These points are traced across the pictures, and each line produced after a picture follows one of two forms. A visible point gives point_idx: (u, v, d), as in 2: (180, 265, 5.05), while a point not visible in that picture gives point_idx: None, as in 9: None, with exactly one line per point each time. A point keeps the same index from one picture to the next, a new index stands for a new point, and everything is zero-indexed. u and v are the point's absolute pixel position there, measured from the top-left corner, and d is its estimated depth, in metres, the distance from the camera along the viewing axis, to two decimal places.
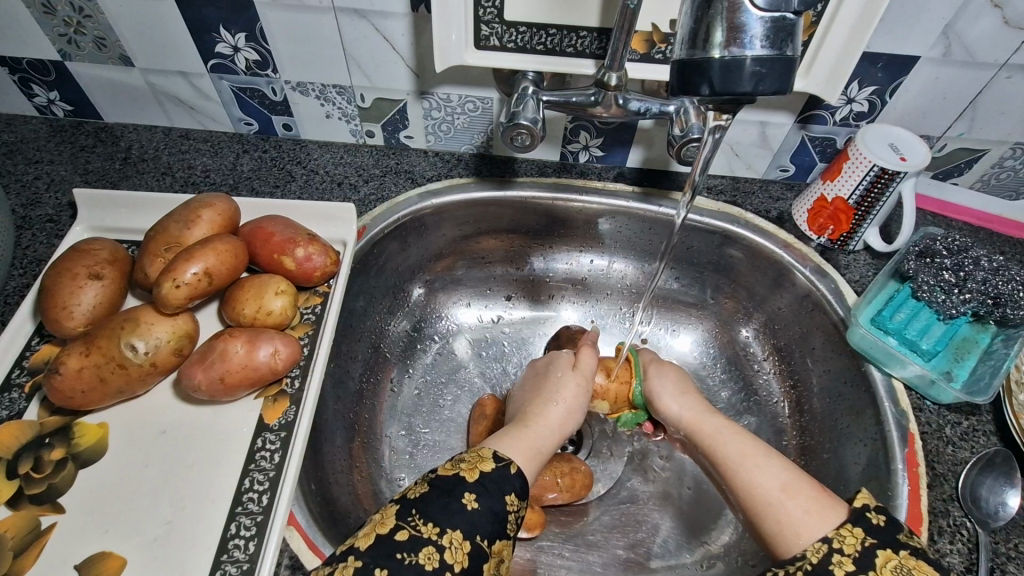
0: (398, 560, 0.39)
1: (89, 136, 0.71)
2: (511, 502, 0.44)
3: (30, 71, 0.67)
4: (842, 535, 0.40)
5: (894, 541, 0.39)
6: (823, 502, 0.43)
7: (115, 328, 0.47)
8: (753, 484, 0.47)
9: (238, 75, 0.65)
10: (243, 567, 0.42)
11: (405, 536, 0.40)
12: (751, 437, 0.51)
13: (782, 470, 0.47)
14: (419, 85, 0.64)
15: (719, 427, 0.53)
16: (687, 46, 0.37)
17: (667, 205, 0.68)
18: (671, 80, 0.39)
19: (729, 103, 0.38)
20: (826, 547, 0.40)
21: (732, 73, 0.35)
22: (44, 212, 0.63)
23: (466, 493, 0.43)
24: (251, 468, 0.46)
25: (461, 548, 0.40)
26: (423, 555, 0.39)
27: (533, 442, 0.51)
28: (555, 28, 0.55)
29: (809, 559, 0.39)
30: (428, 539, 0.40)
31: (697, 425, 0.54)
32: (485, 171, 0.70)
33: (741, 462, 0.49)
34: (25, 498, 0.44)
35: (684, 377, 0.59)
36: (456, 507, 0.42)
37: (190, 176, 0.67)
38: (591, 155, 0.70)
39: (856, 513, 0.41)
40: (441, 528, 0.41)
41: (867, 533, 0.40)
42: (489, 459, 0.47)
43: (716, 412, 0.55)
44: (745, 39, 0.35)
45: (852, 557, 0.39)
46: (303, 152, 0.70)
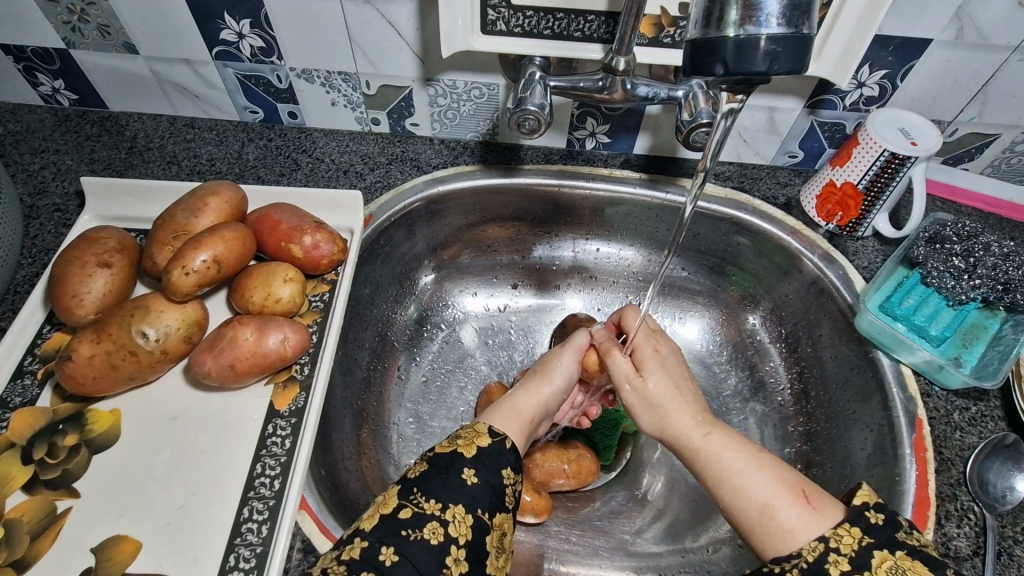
0: (403, 537, 0.39)
1: (93, 125, 0.71)
2: (508, 475, 0.45)
3: (34, 59, 0.67)
4: (838, 534, 0.39)
5: (892, 540, 0.38)
6: (811, 514, 0.41)
7: (125, 315, 0.47)
8: (734, 504, 0.44)
9: (243, 62, 0.64)
10: (256, 550, 0.42)
11: (408, 514, 0.41)
12: (736, 444, 0.47)
13: (765, 484, 0.44)
14: (424, 72, 0.63)
15: (698, 445, 0.49)
16: (700, 25, 0.37)
17: (674, 192, 0.68)
18: (684, 61, 0.39)
19: (742, 83, 0.38)
20: (823, 546, 0.39)
21: (747, 53, 0.35)
22: (52, 201, 0.63)
23: (466, 470, 0.44)
24: (263, 453, 0.47)
25: (464, 522, 0.41)
26: (428, 530, 0.40)
27: (509, 408, 0.52)
28: (562, 13, 0.54)
29: (804, 557, 0.39)
30: (432, 514, 0.41)
31: (677, 442, 0.51)
32: (491, 159, 0.69)
33: (719, 484, 0.46)
34: (40, 483, 0.45)
35: (666, 391, 0.53)
36: (455, 482, 0.42)
37: (195, 165, 0.67)
38: (597, 142, 0.69)
39: (854, 512, 0.40)
40: (444, 503, 0.41)
41: (865, 532, 0.39)
42: (486, 434, 0.47)
43: (699, 424, 0.50)
44: (761, 16, 0.35)
45: (848, 556, 0.38)
46: (308, 140, 0.70)
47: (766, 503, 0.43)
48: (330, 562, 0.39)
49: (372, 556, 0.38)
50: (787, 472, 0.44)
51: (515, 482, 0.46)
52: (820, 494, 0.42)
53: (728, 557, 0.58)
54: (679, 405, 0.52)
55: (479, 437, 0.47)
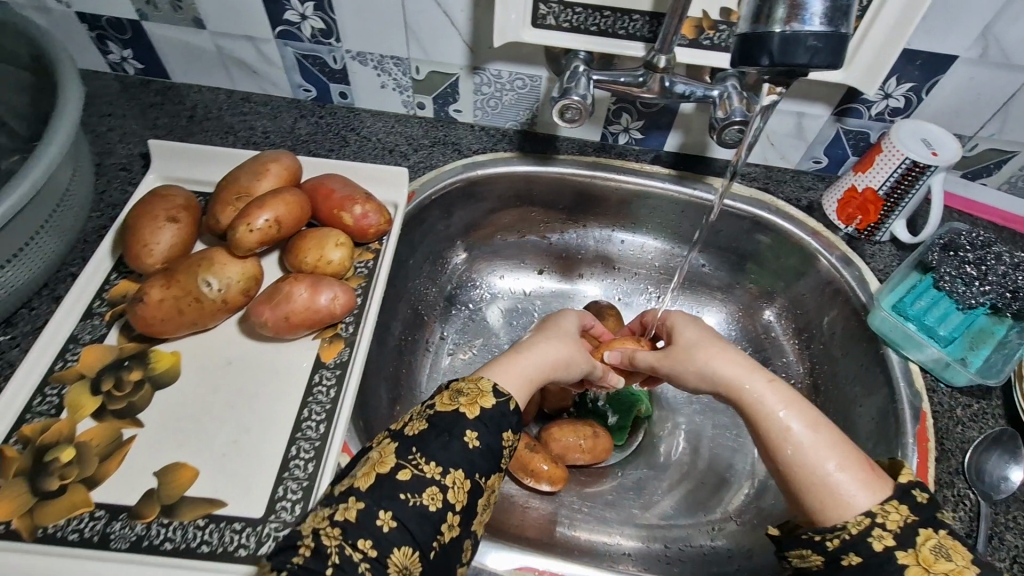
0: (402, 501, 0.40)
1: (155, 93, 0.75)
2: (508, 438, 0.45)
3: (107, 28, 0.71)
4: (887, 510, 0.41)
5: (933, 519, 0.40)
6: (876, 482, 0.43)
7: (192, 265, 0.51)
8: (799, 460, 0.45)
9: (302, 42, 0.68)
10: (303, 484, 0.46)
11: (407, 476, 0.41)
12: (801, 404, 0.49)
13: (834, 445, 0.45)
14: (472, 61, 0.67)
15: (761, 393, 0.49)
16: (750, 21, 0.40)
17: (702, 189, 0.72)
18: (732, 52, 0.42)
19: (784, 74, 0.41)
20: (869, 521, 0.40)
21: (791, 45, 0.38)
22: (117, 161, 0.67)
23: (467, 433, 0.44)
24: (310, 399, 0.51)
25: (463, 488, 0.42)
26: (427, 495, 0.41)
27: (515, 365, 0.51)
28: (608, 11, 0.57)
29: (848, 530, 0.41)
30: (432, 479, 0.41)
31: (736, 390, 0.51)
32: (527, 147, 0.73)
33: (785, 437, 0.47)
34: (108, 411, 0.49)
35: (712, 339, 0.55)
36: (457, 446, 0.43)
37: (251, 137, 0.71)
38: (630, 137, 0.73)
39: (900, 490, 0.42)
40: (444, 468, 0.42)
41: (910, 510, 0.41)
42: (491, 394, 0.46)
43: (759, 370, 0.51)
44: (805, 15, 0.38)
45: (893, 532, 0.40)
46: (356, 120, 0.74)
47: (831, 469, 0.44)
48: (322, 523, 0.39)
49: (370, 515, 0.39)
50: (849, 443, 0.46)
51: (513, 444, 0.46)
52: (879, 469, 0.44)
53: (733, 535, 0.61)
54: (726, 348, 0.54)
55: (484, 397, 0.46)
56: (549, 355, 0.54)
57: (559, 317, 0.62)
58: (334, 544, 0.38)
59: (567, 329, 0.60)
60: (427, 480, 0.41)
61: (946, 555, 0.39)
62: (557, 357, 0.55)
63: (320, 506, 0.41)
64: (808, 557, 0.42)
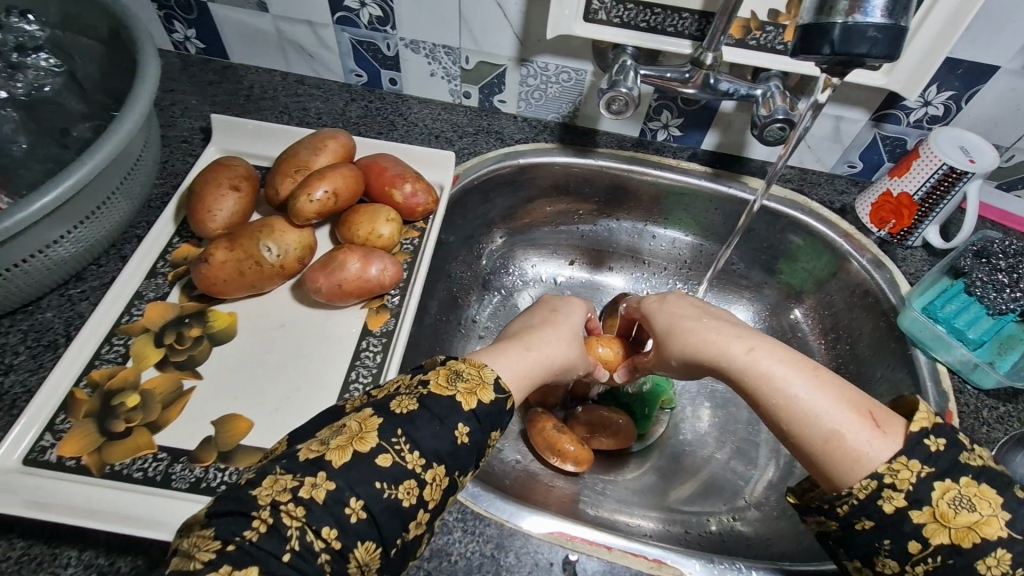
0: (377, 490, 0.36)
1: (214, 72, 0.78)
2: (496, 439, 0.42)
3: (175, 8, 0.74)
4: (896, 469, 0.38)
5: (957, 467, 0.38)
6: (880, 436, 0.40)
7: (253, 231, 0.54)
8: (798, 430, 0.43)
9: (359, 28, 0.71)
10: None
11: (386, 463, 0.37)
12: (790, 363, 0.46)
13: (831, 404, 0.43)
14: (521, 53, 0.69)
15: (750, 362, 0.48)
16: (813, 14, 0.42)
17: (736, 188, 0.73)
18: (793, 42, 0.44)
19: (841, 65, 0.43)
20: (876, 483, 0.39)
21: (853, 35, 0.40)
22: (179, 134, 0.71)
23: (459, 426, 0.40)
24: (358, 363, 0.54)
25: (441, 486, 0.39)
26: (403, 489, 0.37)
27: (521, 359, 0.49)
28: (659, 8, 0.59)
29: (857, 495, 0.39)
30: (411, 471, 0.38)
31: (728, 360, 0.49)
32: (568, 139, 0.76)
33: (780, 407, 0.45)
34: (170, 363, 0.52)
35: (710, 322, 0.53)
36: (447, 439, 0.39)
37: (304, 117, 0.75)
38: (669, 134, 0.75)
39: (913, 441, 0.39)
40: (427, 461, 0.38)
41: (923, 464, 0.38)
42: (492, 388, 0.43)
43: (742, 338, 0.50)
44: (868, 7, 0.40)
45: (905, 491, 0.38)
46: (404, 106, 0.77)
47: (832, 425, 0.42)
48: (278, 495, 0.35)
49: (340, 497, 0.35)
50: (853, 395, 0.43)
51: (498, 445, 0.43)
52: (887, 417, 0.41)
53: (753, 523, 0.63)
54: (723, 325, 0.52)
55: (484, 390, 0.43)
56: (556, 352, 0.53)
57: (569, 301, 0.61)
58: (292, 527, 0.34)
59: (574, 318, 0.58)
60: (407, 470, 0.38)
61: (966, 506, 0.37)
62: (558, 349, 0.53)
63: (279, 469, 0.36)
64: (824, 523, 0.41)
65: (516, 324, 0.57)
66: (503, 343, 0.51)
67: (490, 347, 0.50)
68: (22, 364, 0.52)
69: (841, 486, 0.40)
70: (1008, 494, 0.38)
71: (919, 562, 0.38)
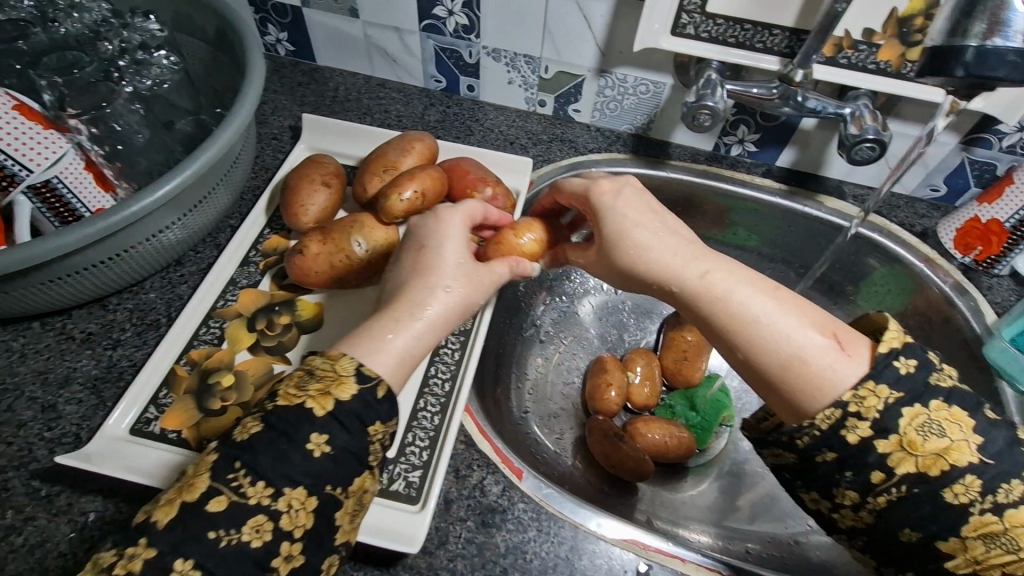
0: (215, 540, 0.36)
1: (303, 74, 0.82)
2: (374, 432, 0.42)
3: (271, 12, 0.78)
4: (862, 397, 0.39)
5: (926, 392, 0.39)
6: (843, 359, 0.41)
7: (345, 226, 0.57)
8: (755, 354, 0.44)
9: (444, 36, 0.73)
10: (430, 433, 0.51)
11: (219, 507, 0.37)
12: (742, 282, 0.47)
13: (790, 329, 0.43)
14: (601, 64, 0.70)
15: (699, 289, 0.48)
16: (945, 35, 0.42)
17: (811, 206, 0.73)
18: (921, 62, 0.45)
19: (976, 85, 0.43)
20: (840, 413, 0.40)
21: (989, 59, 0.40)
22: (270, 131, 0.75)
23: (314, 436, 0.40)
24: (436, 358, 0.56)
25: (302, 510, 0.38)
26: (251, 527, 0.37)
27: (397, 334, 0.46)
28: (750, 24, 0.60)
29: (818, 425, 0.41)
30: (257, 506, 0.37)
31: (674, 282, 0.49)
32: (641, 150, 0.76)
33: (737, 331, 0.45)
34: (261, 347, 0.55)
35: (648, 244, 0.50)
36: (298, 458, 0.39)
37: (386, 119, 0.78)
38: (744, 149, 0.75)
39: (880, 363, 0.40)
40: (274, 491, 0.38)
41: (890, 390, 0.39)
42: (350, 381, 0.42)
43: (698, 259, 0.49)
44: (1007, 31, 0.39)
45: (871, 417, 0.39)
46: (480, 112, 0.79)
47: (800, 351, 0.42)
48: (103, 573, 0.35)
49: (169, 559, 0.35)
50: (816, 316, 0.44)
51: (383, 436, 0.43)
52: (852, 338, 0.42)
53: (816, 547, 0.62)
54: (676, 245, 0.50)
55: (341, 385, 0.42)
56: (440, 312, 0.48)
57: (436, 227, 0.52)
58: None
59: (449, 253, 0.51)
60: (255, 506, 0.38)
61: (935, 433, 0.39)
62: (449, 312, 0.49)
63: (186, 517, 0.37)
64: (782, 455, 0.44)
65: (391, 280, 0.52)
66: (377, 317, 0.48)
67: (365, 330, 0.46)
68: (128, 340, 0.55)
69: (805, 414, 0.42)
70: (977, 417, 0.40)
71: (880, 493, 0.40)
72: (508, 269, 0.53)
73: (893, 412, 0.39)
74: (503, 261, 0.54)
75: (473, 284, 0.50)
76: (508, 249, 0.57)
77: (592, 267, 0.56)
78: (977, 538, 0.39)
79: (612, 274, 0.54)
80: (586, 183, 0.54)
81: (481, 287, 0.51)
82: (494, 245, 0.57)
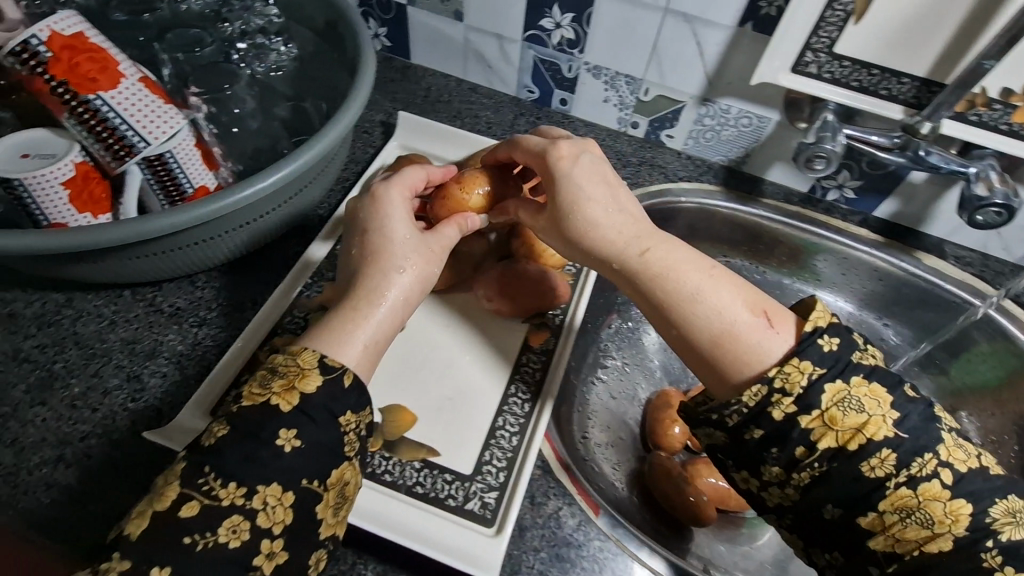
0: (188, 545, 0.35)
1: (395, 71, 0.82)
2: (346, 421, 0.41)
3: (374, 7, 0.77)
4: (787, 372, 0.42)
5: (848, 367, 0.42)
6: (773, 335, 0.44)
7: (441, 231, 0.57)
8: (691, 329, 0.46)
9: (547, 48, 0.72)
10: (508, 454, 0.49)
11: (190, 513, 0.36)
12: (685, 259, 0.48)
13: (727, 305, 0.45)
14: (706, 92, 0.69)
15: (642, 268, 0.49)
16: None
17: (907, 261, 0.70)
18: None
19: None
20: (766, 390, 0.42)
21: None
22: (360, 124, 0.75)
23: (283, 431, 0.39)
24: (517, 376, 0.54)
25: (279, 506, 0.38)
26: (226, 529, 0.36)
27: (357, 324, 0.46)
28: (879, 69, 0.58)
29: (745, 401, 0.42)
30: (232, 507, 0.37)
31: (624, 262, 0.49)
32: (733, 185, 0.75)
33: (674, 305, 0.47)
34: None
35: (592, 219, 0.49)
36: (269, 454, 0.38)
37: (476, 124, 0.77)
38: (841, 195, 0.73)
39: (806, 341, 0.43)
40: (247, 491, 0.37)
41: (813, 367, 0.42)
42: (313, 372, 0.41)
43: (638, 240, 0.49)
44: None
45: (795, 396, 0.41)
46: (570, 127, 0.78)
47: (731, 327, 0.44)
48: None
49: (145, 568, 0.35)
50: (749, 295, 0.46)
51: (356, 425, 0.42)
52: (781, 315, 0.45)
53: None
54: (615, 218, 0.50)
55: (304, 378, 0.41)
56: (402, 295, 0.48)
57: (375, 209, 0.50)
58: None
59: (392, 231, 0.49)
60: (229, 507, 0.37)
61: (855, 409, 0.41)
62: (412, 293, 0.49)
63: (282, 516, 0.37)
64: (712, 436, 0.45)
65: (348, 265, 0.50)
66: (339, 309, 0.47)
67: (323, 327, 0.46)
68: (212, 320, 0.55)
69: (733, 389, 0.44)
70: (897, 395, 0.42)
71: (804, 469, 0.42)
72: (457, 229, 0.53)
73: (816, 387, 0.41)
74: (449, 223, 0.52)
75: (426, 258, 0.50)
76: (455, 206, 0.55)
77: (541, 234, 0.54)
78: (895, 513, 0.41)
79: (553, 241, 0.53)
80: (543, 145, 0.52)
81: (434, 261, 0.50)
82: (444, 202, 0.55)
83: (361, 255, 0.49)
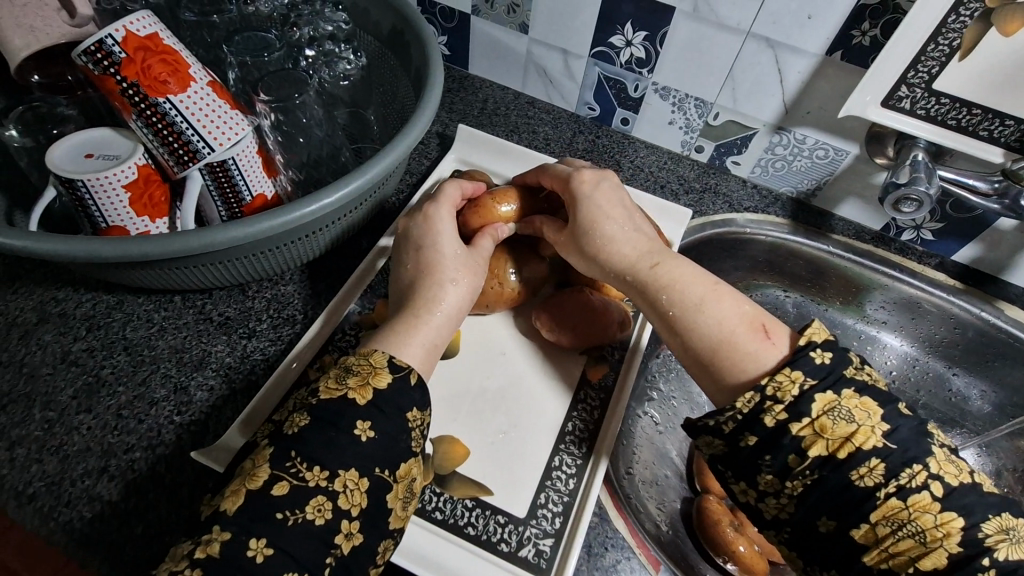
0: (278, 521, 0.34)
1: (453, 81, 0.80)
2: (412, 418, 0.40)
3: (437, 15, 0.76)
4: (779, 381, 0.40)
5: (840, 380, 0.39)
6: (767, 346, 0.42)
7: (502, 252, 0.54)
8: (690, 338, 0.45)
9: (614, 65, 0.69)
10: (565, 497, 0.47)
11: (281, 491, 0.35)
12: (688, 272, 0.48)
13: (724, 314, 0.45)
14: (781, 120, 0.65)
15: (647, 278, 0.48)
16: None
17: (988, 311, 0.66)
18: None
19: None
20: (758, 396, 0.40)
21: None
22: None
23: (359, 421, 0.38)
24: (574, 414, 0.52)
25: (357, 491, 0.37)
26: (312, 508, 0.35)
27: (413, 335, 0.45)
28: (979, 109, 0.55)
29: (738, 408, 0.40)
30: (315, 488, 0.36)
31: (631, 275, 0.49)
32: (802, 219, 0.71)
33: (677, 313, 0.46)
34: None
35: (608, 234, 0.50)
36: (347, 441, 0.37)
37: (533, 140, 0.75)
38: (918, 236, 0.68)
39: (799, 353, 0.41)
40: (330, 473, 0.36)
41: (804, 375, 0.40)
42: (386, 371, 0.41)
43: (648, 253, 0.49)
44: None
45: (786, 403, 0.39)
46: (630, 147, 0.75)
47: (727, 336, 0.43)
48: (180, 563, 0.33)
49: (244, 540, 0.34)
50: (750, 307, 0.45)
51: (422, 423, 0.41)
52: (777, 326, 0.44)
53: None
54: (631, 237, 0.50)
55: (377, 375, 0.40)
56: (455, 306, 0.47)
57: (426, 226, 0.49)
58: None
59: (446, 246, 0.48)
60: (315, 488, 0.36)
61: (845, 418, 0.38)
62: (464, 305, 0.48)
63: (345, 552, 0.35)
64: (711, 444, 0.42)
65: (399, 280, 0.49)
66: (394, 323, 0.46)
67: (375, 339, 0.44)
68: (264, 332, 0.54)
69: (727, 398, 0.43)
70: (888, 407, 0.39)
71: (797, 477, 0.39)
72: (491, 240, 0.52)
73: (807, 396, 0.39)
74: (485, 235, 0.51)
75: (473, 271, 0.49)
76: (486, 215, 0.53)
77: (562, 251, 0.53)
78: (887, 525, 0.36)
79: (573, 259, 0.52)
80: (569, 169, 0.52)
81: (483, 274, 0.50)
82: (471, 211, 0.53)
83: (413, 270, 0.48)
